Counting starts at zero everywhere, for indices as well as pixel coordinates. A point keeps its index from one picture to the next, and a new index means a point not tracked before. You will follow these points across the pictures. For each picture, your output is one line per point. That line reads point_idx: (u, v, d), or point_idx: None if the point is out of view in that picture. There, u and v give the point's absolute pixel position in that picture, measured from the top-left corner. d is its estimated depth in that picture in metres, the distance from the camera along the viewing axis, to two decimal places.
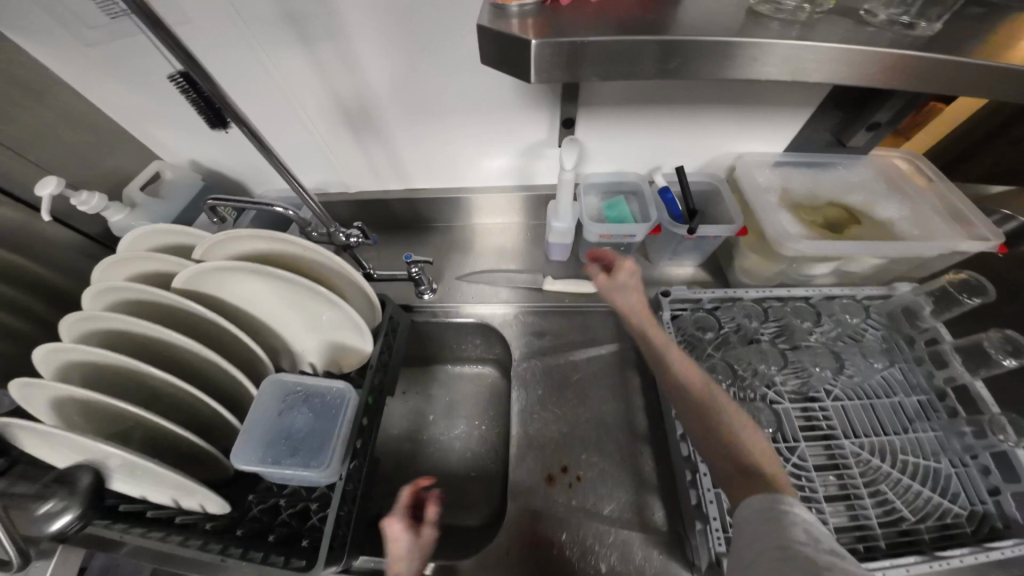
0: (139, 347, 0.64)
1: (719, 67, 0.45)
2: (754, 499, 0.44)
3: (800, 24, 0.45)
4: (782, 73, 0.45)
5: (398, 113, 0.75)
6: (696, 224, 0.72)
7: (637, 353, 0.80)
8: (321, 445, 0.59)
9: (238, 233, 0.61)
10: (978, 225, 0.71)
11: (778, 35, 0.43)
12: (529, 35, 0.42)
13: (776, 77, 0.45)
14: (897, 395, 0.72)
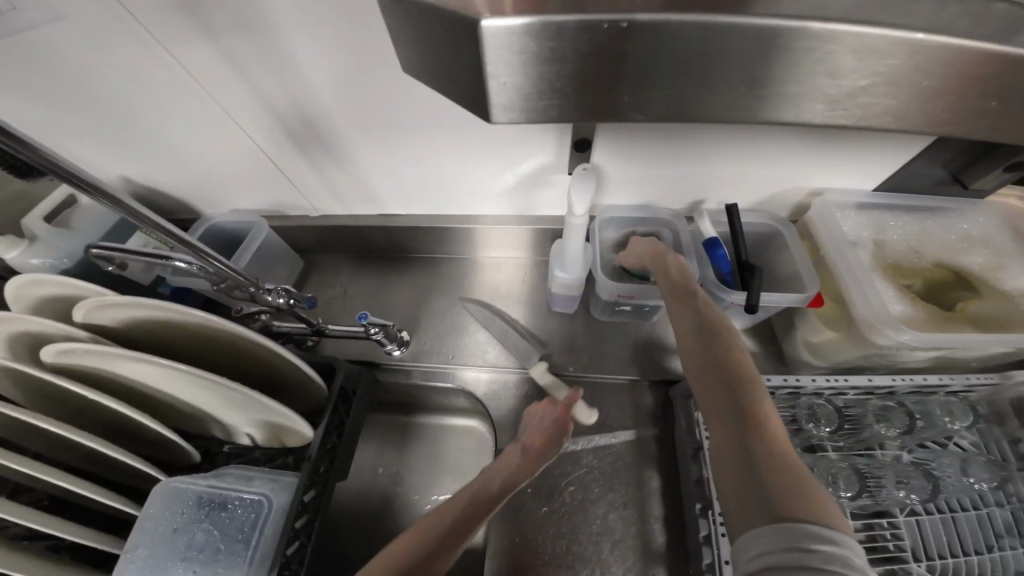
0: (19, 430, 0.51)
1: (826, 103, 0.26)
2: (762, 525, 0.31)
3: (984, 18, 0.25)
4: (938, 114, 0.26)
5: (356, 122, 0.57)
6: (755, 299, 0.54)
7: (659, 442, 0.62)
8: (230, 569, 0.45)
9: (130, 299, 0.46)
10: None
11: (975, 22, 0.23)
12: (507, 10, 0.23)
13: (937, 114, 0.26)
14: (985, 505, 0.54)
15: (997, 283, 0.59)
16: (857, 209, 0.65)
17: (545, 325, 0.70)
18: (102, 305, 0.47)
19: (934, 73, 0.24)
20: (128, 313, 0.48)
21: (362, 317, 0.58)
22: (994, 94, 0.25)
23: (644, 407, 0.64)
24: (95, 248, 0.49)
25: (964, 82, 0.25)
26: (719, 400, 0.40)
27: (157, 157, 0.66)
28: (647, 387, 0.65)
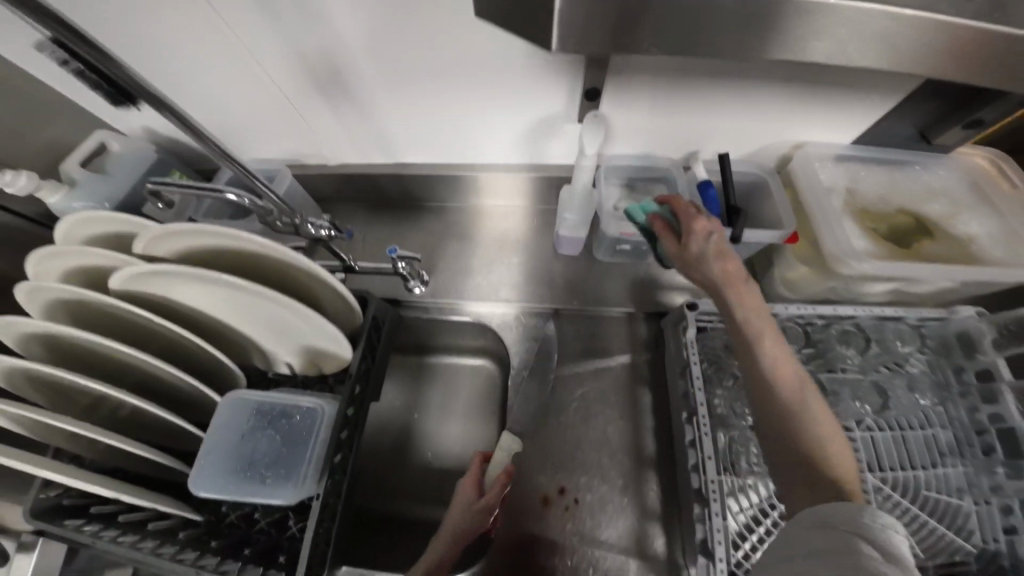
0: (89, 353, 0.58)
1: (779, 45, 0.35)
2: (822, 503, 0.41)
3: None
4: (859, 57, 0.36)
5: (380, 74, 0.61)
6: (738, 232, 0.62)
7: (652, 367, 0.71)
8: (293, 468, 0.53)
9: (181, 229, 0.51)
10: None
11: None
12: None
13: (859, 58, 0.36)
14: (931, 427, 0.64)
15: (953, 230, 0.68)
16: (836, 160, 0.72)
17: (552, 266, 0.78)
18: (155, 237, 0.52)
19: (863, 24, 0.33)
20: (180, 244, 0.53)
21: (392, 251, 0.64)
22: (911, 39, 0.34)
23: (639, 337, 0.72)
24: (152, 184, 0.54)
25: (953, 46, 0.34)
26: (764, 392, 0.48)
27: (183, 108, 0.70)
28: (642, 319, 0.74)
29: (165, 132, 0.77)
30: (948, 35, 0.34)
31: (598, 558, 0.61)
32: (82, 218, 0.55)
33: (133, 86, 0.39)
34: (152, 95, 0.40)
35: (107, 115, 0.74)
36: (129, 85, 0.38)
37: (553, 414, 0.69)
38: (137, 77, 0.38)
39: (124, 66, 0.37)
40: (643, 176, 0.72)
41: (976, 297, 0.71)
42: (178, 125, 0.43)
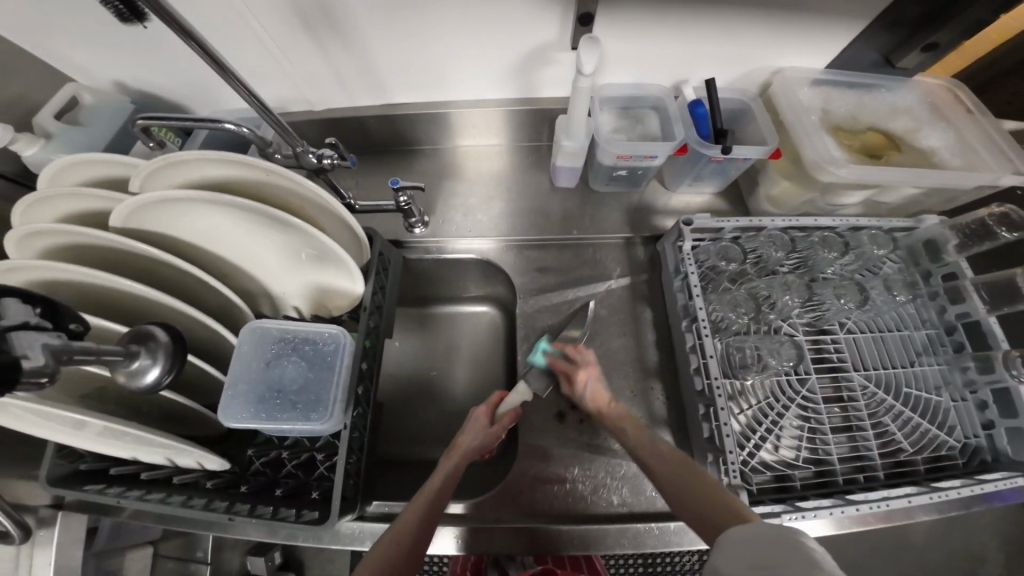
0: (89, 301, 0.56)
1: None
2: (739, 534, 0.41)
3: None
4: None
5: (369, 7, 0.60)
6: (729, 144, 0.65)
7: (650, 288, 0.75)
8: (324, 393, 0.54)
9: (183, 159, 0.50)
10: (1020, 158, 0.69)
11: None
12: None
13: None
14: (905, 328, 0.71)
15: (918, 143, 0.72)
16: (813, 84, 0.75)
17: (547, 200, 0.82)
18: (153, 169, 0.50)
19: None
20: (180, 177, 0.52)
21: (395, 182, 0.66)
22: None
23: (637, 259, 0.77)
24: (143, 119, 0.53)
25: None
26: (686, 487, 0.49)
27: (160, 56, 0.67)
28: (638, 244, 0.78)
29: (142, 85, 0.73)
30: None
31: (614, 464, 0.66)
32: (70, 160, 0.53)
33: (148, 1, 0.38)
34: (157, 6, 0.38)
35: (74, 68, 0.70)
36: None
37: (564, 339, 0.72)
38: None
39: None
40: (634, 104, 0.74)
41: (938, 208, 0.78)
42: (181, 38, 0.41)
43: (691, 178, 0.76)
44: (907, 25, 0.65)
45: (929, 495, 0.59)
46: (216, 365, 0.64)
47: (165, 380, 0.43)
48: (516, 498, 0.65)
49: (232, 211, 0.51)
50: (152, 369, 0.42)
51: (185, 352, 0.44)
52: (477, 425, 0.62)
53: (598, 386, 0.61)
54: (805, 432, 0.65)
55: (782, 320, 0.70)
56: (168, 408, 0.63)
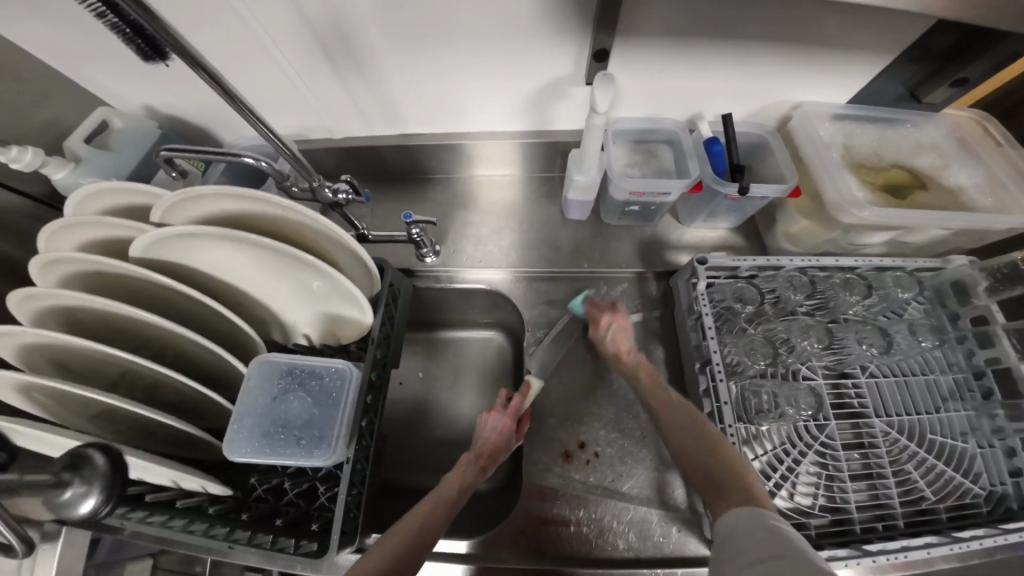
0: (105, 326, 0.56)
1: None
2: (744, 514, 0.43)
3: None
4: None
5: (385, 39, 0.61)
6: (746, 182, 0.64)
7: (663, 324, 0.74)
8: (328, 428, 0.53)
9: (202, 193, 0.50)
10: None
11: None
12: None
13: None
14: (932, 373, 0.68)
15: (945, 182, 0.70)
16: (832, 119, 0.73)
17: (559, 231, 0.81)
18: (174, 203, 0.51)
19: None
20: (199, 208, 0.52)
21: (407, 215, 0.66)
22: None
23: (649, 293, 0.76)
24: (166, 150, 0.54)
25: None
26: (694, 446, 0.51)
27: (186, 83, 0.69)
28: (650, 278, 0.77)
29: (167, 109, 0.76)
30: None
31: (621, 507, 0.64)
32: (92, 189, 0.54)
33: (176, 49, 0.39)
34: (180, 47, 0.39)
35: (105, 94, 0.73)
36: (164, 40, 0.37)
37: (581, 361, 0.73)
38: (173, 32, 0.37)
39: (163, 22, 0.36)
40: (648, 138, 0.74)
41: (967, 248, 0.74)
42: (200, 74, 0.42)
43: (706, 213, 0.74)
44: (932, 60, 0.63)
45: (952, 546, 0.55)
46: (225, 391, 0.65)
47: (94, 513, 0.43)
48: (519, 537, 0.63)
49: (246, 245, 0.51)
50: (86, 498, 0.43)
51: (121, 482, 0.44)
52: (503, 427, 0.64)
53: (622, 333, 0.65)
54: (823, 479, 0.62)
55: (801, 362, 0.68)
56: (177, 432, 0.63)
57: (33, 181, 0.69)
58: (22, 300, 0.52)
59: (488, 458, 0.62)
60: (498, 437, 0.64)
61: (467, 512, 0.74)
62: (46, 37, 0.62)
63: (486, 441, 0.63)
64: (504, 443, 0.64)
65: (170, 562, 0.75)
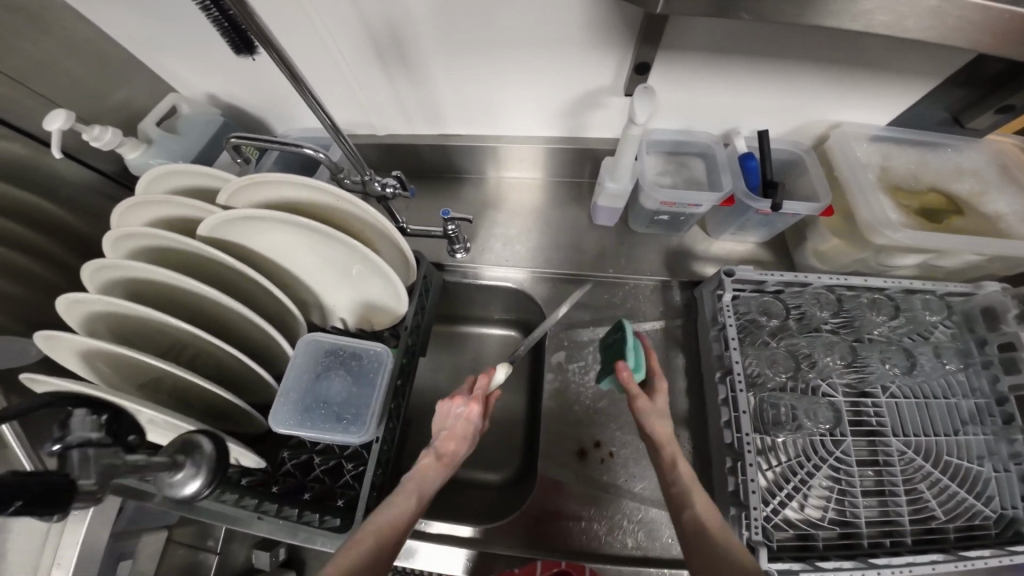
0: (162, 298, 0.62)
1: (852, 17, 0.40)
2: None
3: None
4: (920, 25, 0.40)
5: (437, 42, 0.65)
6: (778, 199, 0.65)
7: (685, 333, 0.75)
8: (364, 407, 0.57)
9: (265, 179, 0.54)
10: None
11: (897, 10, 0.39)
12: None
13: (908, 28, 0.40)
14: (954, 397, 0.67)
15: (983, 209, 0.69)
16: (870, 140, 0.73)
17: (586, 236, 0.83)
18: (240, 186, 0.55)
19: (891, 20, 0.40)
20: (262, 193, 0.56)
21: (446, 212, 0.69)
22: (935, 28, 0.40)
23: (673, 303, 0.77)
24: (235, 137, 0.58)
25: (975, 23, 0.39)
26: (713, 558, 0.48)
27: (249, 74, 0.74)
28: (675, 287, 0.78)
29: (228, 98, 0.81)
30: (987, 14, 0.38)
31: (633, 507, 0.66)
32: (162, 170, 0.59)
33: (260, 39, 0.42)
34: (264, 36, 0.42)
35: (174, 80, 0.79)
36: (252, 30, 0.41)
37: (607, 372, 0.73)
38: (261, 24, 0.40)
39: (252, 12, 0.39)
40: (683, 149, 0.75)
41: (1002, 275, 0.73)
42: (276, 62, 0.45)
43: (734, 227, 0.76)
44: (981, 85, 0.63)
45: (956, 563, 0.55)
46: (265, 366, 0.69)
47: (202, 491, 0.46)
48: (531, 528, 0.65)
49: (301, 230, 0.55)
50: (192, 480, 0.46)
51: (223, 466, 0.47)
52: (469, 418, 0.59)
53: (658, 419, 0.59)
54: (835, 493, 0.62)
55: (822, 379, 0.68)
56: (217, 402, 0.67)
57: (107, 159, 0.75)
58: (93, 271, 0.57)
59: (450, 454, 0.58)
60: (463, 427, 0.59)
61: (480, 501, 0.80)
62: (132, 27, 0.68)
63: (450, 432, 0.58)
64: (466, 437, 0.59)
65: (185, 533, 0.76)
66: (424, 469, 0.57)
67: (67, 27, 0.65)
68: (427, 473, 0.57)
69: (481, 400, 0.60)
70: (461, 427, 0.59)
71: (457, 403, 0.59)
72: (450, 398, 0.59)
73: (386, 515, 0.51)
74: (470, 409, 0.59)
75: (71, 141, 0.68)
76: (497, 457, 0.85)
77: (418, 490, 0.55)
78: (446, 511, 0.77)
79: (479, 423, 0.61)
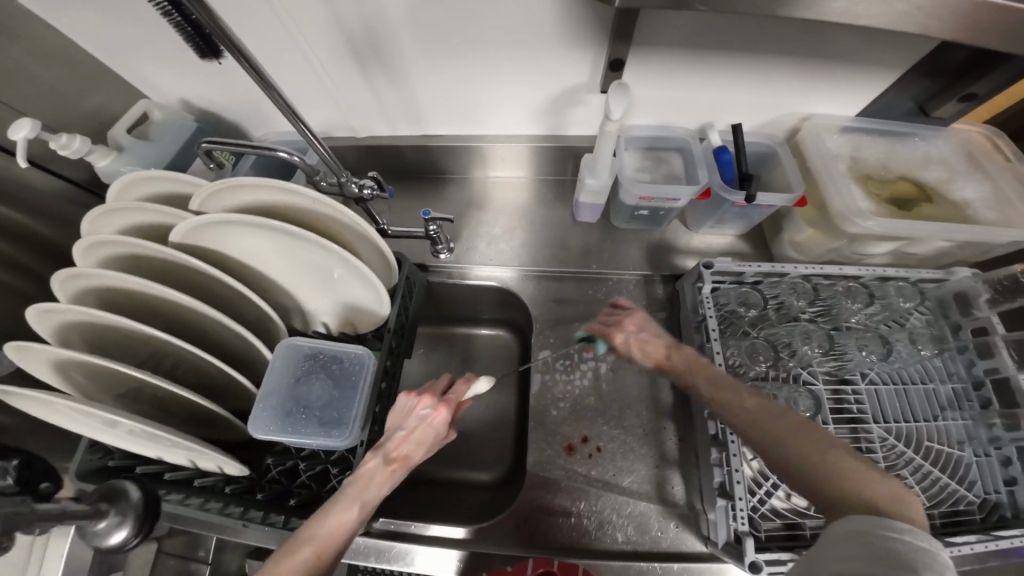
0: (138, 307, 0.61)
1: (812, 6, 0.41)
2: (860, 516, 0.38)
3: None
4: (878, 15, 0.41)
5: (414, 42, 0.64)
6: (753, 192, 0.66)
7: (669, 327, 0.76)
8: (346, 411, 0.56)
9: (239, 183, 0.54)
10: None
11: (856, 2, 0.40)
12: None
13: (870, 18, 0.41)
14: (932, 382, 0.69)
15: (951, 196, 0.71)
16: (842, 131, 0.74)
17: (569, 233, 0.84)
18: (215, 190, 0.54)
19: (852, 9, 0.41)
20: (238, 197, 0.56)
21: (426, 212, 0.69)
22: (894, 17, 0.41)
23: (656, 297, 0.78)
24: (207, 142, 0.57)
25: (927, 12, 0.40)
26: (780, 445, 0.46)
27: (222, 78, 0.73)
28: (658, 282, 0.79)
29: (202, 103, 0.79)
30: (939, 3, 0.40)
31: (620, 501, 0.66)
32: (133, 177, 0.58)
33: (225, 42, 0.42)
34: (227, 39, 0.41)
35: (146, 86, 0.77)
36: (215, 32, 0.40)
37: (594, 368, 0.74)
38: (224, 26, 0.40)
39: (215, 15, 0.39)
40: (660, 144, 0.76)
41: (972, 260, 0.75)
42: (242, 65, 0.44)
43: (712, 220, 0.77)
44: (944, 74, 0.65)
45: (943, 550, 0.56)
46: (246, 373, 0.68)
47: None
48: (520, 526, 0.65)
49: (278, 235, 0.55)
50: None
51: None
52: (432, 421, 0.57)
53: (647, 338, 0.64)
54: None
55: (802, 368, 0.69)
56: (198, 411, 0.66)
57: (76, 167, 0.73)
58: (64, 280, 0.56)
59: (404, 460, 0.55)
60: (426, 429, 0.57)
61: (471, 504, 0.80)
62: (100, 32, 0.67)
63: (408, 432, 0.56)
64: (426, 440, 0.57)
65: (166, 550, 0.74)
66: (370, 472, 0.53)
67: (30, 34, 0.63)
68: (372, 478, 0.53)
69: (452, 404, 0.58)
70: (421, 430, 0.57)
71: (424, 404, 0.57)
72: (418, 396, 0.58)
73: (324, 525, 0.48)
74: (436, 411, 0.57)
75: (39, 150, 0.67)
76: (487, 456, 0.85)
77: (361, 497, 0.51)
78: (436, 514, 0.77)
79: (442, 429, 0.58)
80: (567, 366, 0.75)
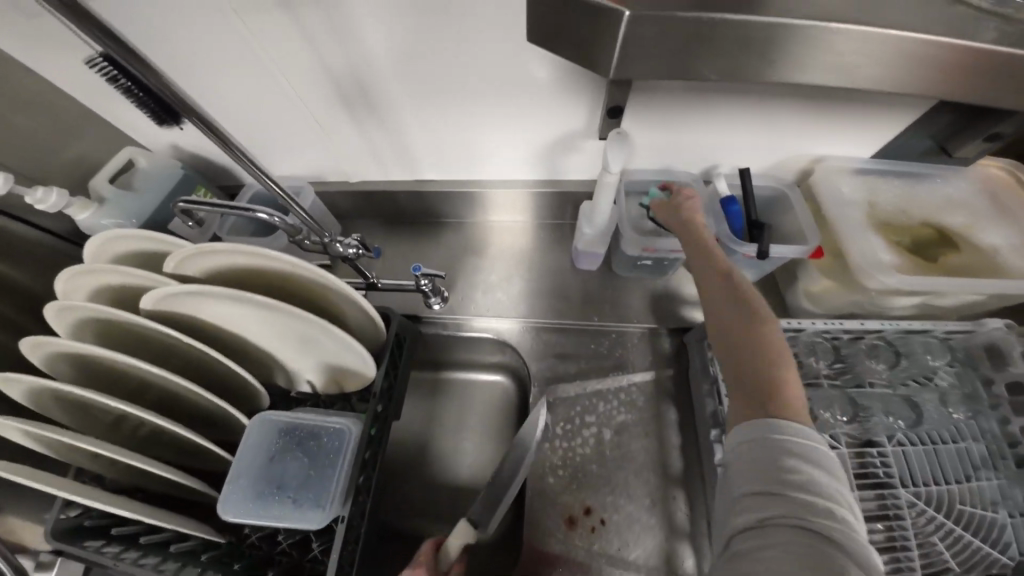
0: (111, 374, 0.56)
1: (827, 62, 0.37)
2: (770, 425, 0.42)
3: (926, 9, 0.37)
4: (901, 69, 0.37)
5: (403, 89, 0.62)
6: (765, 246, 0.62)
7: (677, 384, 0.71)
8: (323, 490, 0.52)
9: (215, 248, 0.50)
10: None
11: (876, 57, 0.36)
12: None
13: (892, 73, 0.38)
14: (964, 440, 0.62)
15: (978, 242, 0.66)
16: (855, 174, 0.70)
17: (570, 280, 0.80)
18: (194, 254, 0.51)
19: (871, 63, 0.37)
20: (218, 262, 0.52)
21: (417, 267, 0.66)
22: (918, 71, 0.37)
23: (662, 351, 0.73)
24: (183, 202, 0.54)
25: (949, 67, 0.37)
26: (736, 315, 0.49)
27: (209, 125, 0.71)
28: (664, 334, 0.74)
29: (191, 149, 0.78)
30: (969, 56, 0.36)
31: None
32: (113, 236, 0.54)
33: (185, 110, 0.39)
34: (189, 108, 0.39)
35: (135, 132, 0.75)
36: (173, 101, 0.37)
37: (596, 428, 0.69)
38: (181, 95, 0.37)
39: (169, 84, 0.36)
40: None
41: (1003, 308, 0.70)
42: (205, 131, 0.42)
43: None
44: (965, 113, 0.61)
45: None
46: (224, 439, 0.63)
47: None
48: None
49: (253, 308, 0.51)
50: None
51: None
52: None
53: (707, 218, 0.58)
54: None
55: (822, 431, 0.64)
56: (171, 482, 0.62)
57: (58, 218, 0.71)
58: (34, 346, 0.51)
59: None
60: None
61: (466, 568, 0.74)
62: (87, 81, 0.65)
63: None
64: None
65: None
66: None
67: (14, 87, 0.62)
68: None
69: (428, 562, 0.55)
70: None
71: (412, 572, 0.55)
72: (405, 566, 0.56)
73: None
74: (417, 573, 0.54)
75: (17, 202, 0.64)
76: None
77: None
78: None
79: None
80: (567, 426, 0.69)
